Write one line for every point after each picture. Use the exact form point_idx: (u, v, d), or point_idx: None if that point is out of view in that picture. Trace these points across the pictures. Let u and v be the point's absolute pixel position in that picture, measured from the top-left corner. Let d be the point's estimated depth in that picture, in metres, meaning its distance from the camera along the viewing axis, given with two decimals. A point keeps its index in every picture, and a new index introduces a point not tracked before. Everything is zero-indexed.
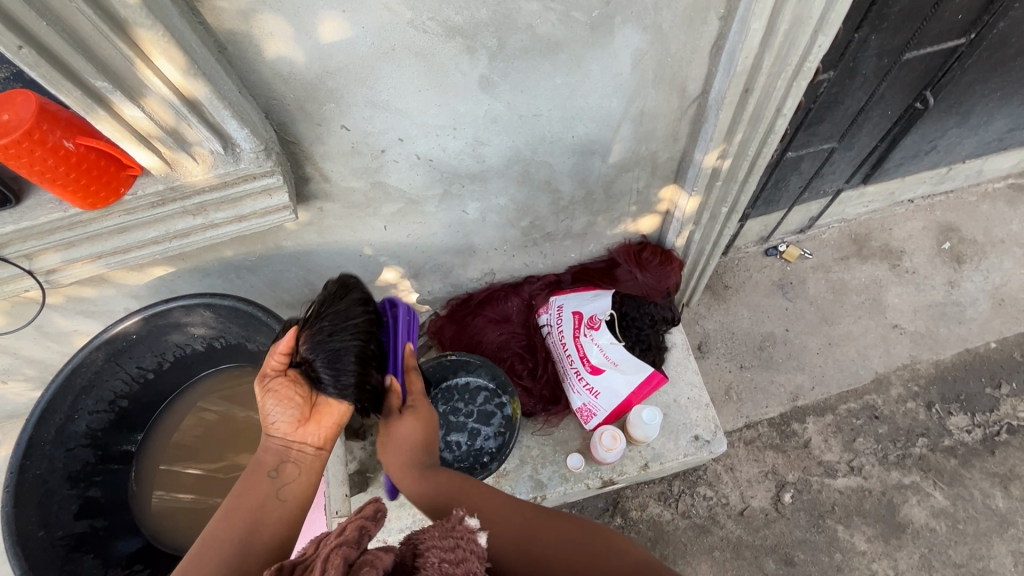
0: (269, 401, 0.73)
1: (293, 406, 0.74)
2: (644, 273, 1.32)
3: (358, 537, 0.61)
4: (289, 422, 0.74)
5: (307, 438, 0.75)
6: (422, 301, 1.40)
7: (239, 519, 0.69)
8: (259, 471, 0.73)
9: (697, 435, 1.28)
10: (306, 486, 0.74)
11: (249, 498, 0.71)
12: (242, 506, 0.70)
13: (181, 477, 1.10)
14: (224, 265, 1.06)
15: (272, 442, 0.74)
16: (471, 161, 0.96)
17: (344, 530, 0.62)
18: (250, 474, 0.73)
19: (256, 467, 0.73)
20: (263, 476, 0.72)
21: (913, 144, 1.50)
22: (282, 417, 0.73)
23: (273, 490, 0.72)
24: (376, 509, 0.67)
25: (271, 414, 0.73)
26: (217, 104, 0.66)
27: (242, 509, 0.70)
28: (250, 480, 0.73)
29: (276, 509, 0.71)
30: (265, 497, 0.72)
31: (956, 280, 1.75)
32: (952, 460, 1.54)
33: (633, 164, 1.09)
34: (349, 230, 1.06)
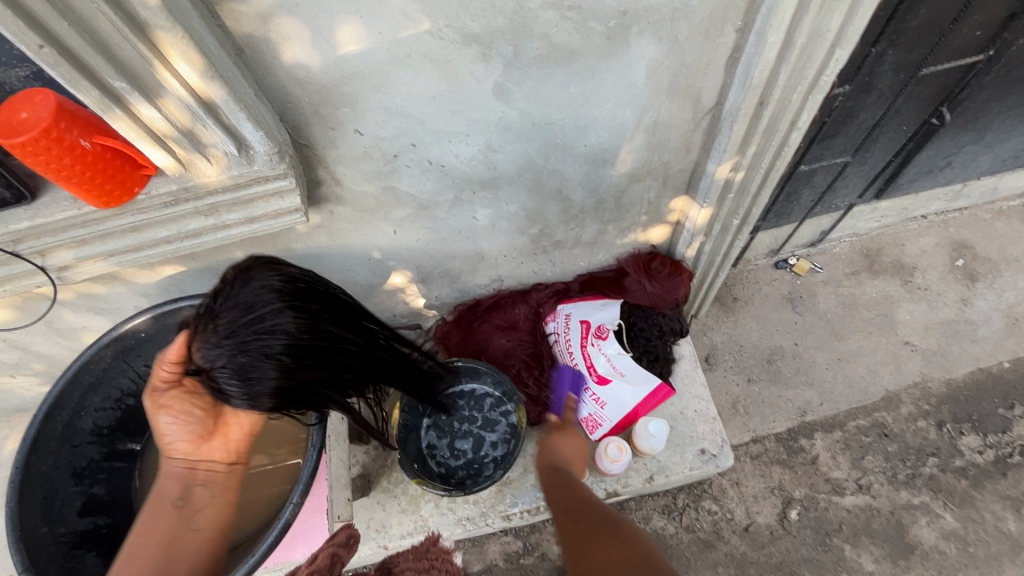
0: (167, 418, 0.83)
1: (190, 424, 0.83)
2: (654, 283, 1.31)
3: (329, 563, 0.77)
4: (188, 438, 0.83)
5: (213, 454, 0.85)
6: (429, 306, 1.40)
7: (150, 550, 0.77)
8: (164, 502, 0.81)
9: (703, 449, 1.27)
10: (219, 503, 0.83)
11: (159, 530, 0.78)
12: (151, 539, 0.78)
13: None
14: (234, 266, 1.06)
15: (174, 469, 0.83)
16: (483, 167, 0.96)
17: (317, 558, 0.79)
18: (155, 505, 0.81)
19: (161, 496, 0.81)
20: (169, 503, 0.81)
21: (928, 159, 1.48)
22: (179, 433, 0.83)
23: (183, 517, 0.80)
24: (347, 536, 0.85)
25: (167, 430, 0.83)
26: (233, 106, 0.66)
27: (148, 539, 0.77)
28: (157, 512, 0.80)
29: (189, 535, 0.79)
30: (173, 521, 0.80)
31: (969, 297, 1.72)
32: (963, 481, 1.51)
33: (645, 174, 1.08)
34: (360, 234, 1.06)
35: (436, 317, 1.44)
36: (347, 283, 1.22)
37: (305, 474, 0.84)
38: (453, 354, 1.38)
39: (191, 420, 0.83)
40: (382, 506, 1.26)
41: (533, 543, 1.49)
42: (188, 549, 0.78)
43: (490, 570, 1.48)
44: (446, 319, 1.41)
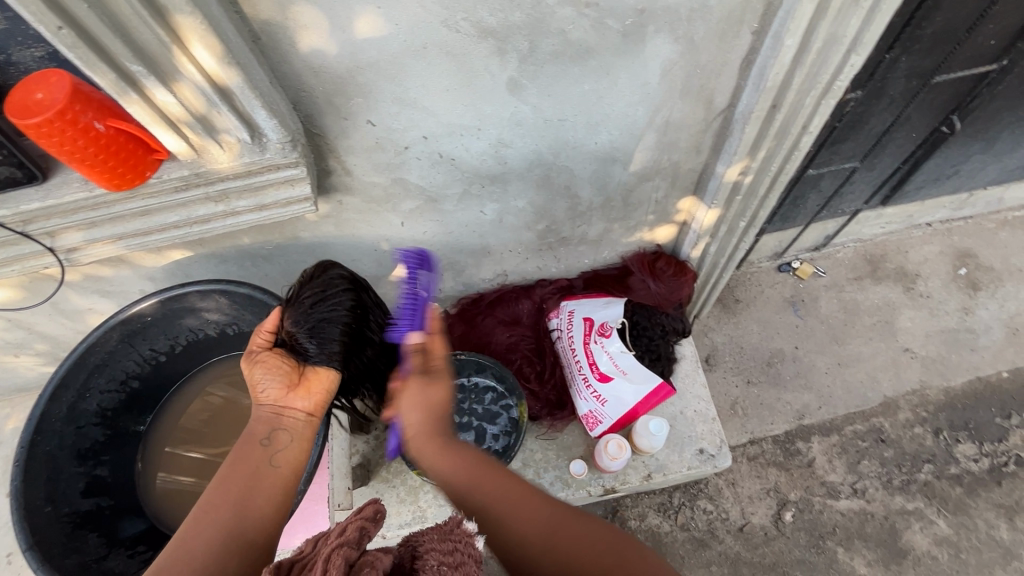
0: (258, 371, 0.79)
1: (280, 374, 0.80)
2: (657, 282, 1.32)
3: (358, 538, 0.65)
4: (278, 389, 0.79)
5: (297, 403, 0.81)
6: (432, 299, 1.40)
7: (230, 487, 0.71)
8: (252, 440, 0.76)
9: (702, 449, 1.28)
10: (298, 453, 0.78)
11: (244, 467, 0.74)
12: (238, 472, 0.73)
13: (184, 459, 1.09)
14: (241, 253, 1.06)
15: (262, 411, 0.79)
16: (492, 162, 0.96)
17: (345, 530, 0.66)
18: (245, 443, 0.76)
19: (251, 436, 0.77)
20: (257, 444, 0.76)
21: (936, 167, 1.48)
22: (271, 384, 0.79)
23: (267, 454, 0.76)
24: (375, 509, 0.71)
25: (260, 383, 0.79)
26: (248, 93, 0.66)
27: (233, 480, 0.72)
28: (246, 449, 0.75)
29: (271, 477, 0.74)
30: (259, 463, 0.74)
31: (971, 306, 1.73)
32: (958, 488, 1.52)
33: (654, 174, 1.08)
34: (366, 225, 1.06)
35: (439, 310, 1.45)
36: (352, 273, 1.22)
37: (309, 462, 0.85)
38: (455, 347, 1.39)
39: (275, 364, 0.80)
40: (381, 496, 1.27)
41: None
42: (264, 498, 0.72)
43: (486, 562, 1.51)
44: (450, 312, 1.43)
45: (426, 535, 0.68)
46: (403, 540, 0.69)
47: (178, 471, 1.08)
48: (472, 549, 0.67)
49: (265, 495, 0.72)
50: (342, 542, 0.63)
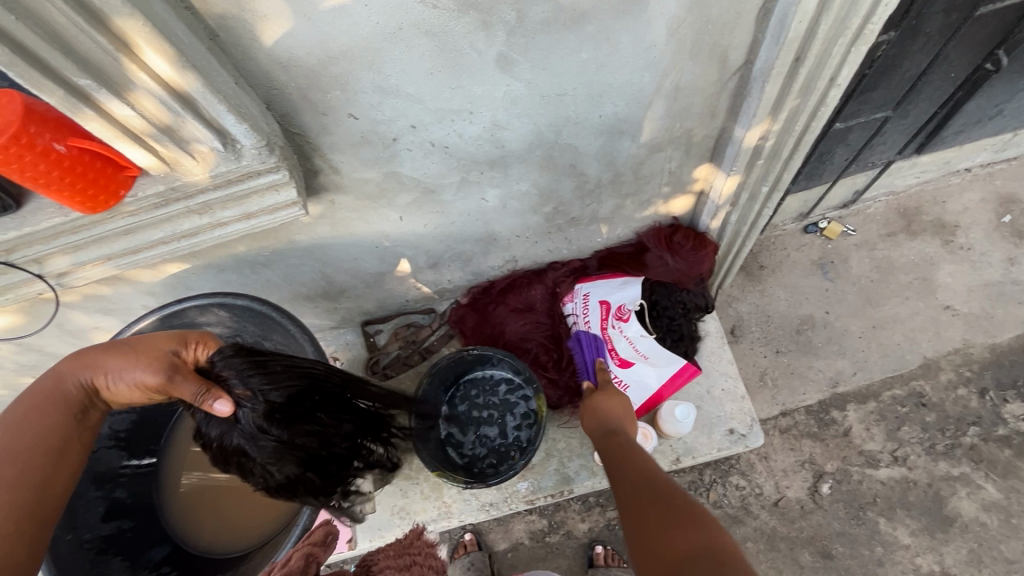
0: (114, 364, 0.72)
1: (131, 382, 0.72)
2: (676, 258, 1.25)
3: (303, 565, 0.82)
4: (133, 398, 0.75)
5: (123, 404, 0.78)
6: (441, 290, 1.36)
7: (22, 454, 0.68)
8: (54, 409, 0.72)
9: (732, 429, 1.22)
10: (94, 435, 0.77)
11: (40, 430, 0.71)
12: (38, 429, 0.71)
13: (214, 459, 1.06)
14: (237, 261, 1.02)
15: (77, 379, 0.73)
16: (489, 146, 0.89)
17: (290, 558, 0.83)
18: (42, 403, 0.72)
19: (51, 399, 0.72)
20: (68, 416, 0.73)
21: (976, 109, 1.36)
22: (129, 391, 0.73)
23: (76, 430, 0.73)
24: (324, 534, 0.90)
25: (121, 379, 0.72)
26: (211, 98, 0.61)
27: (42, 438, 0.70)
28: (46, 414, 0.72)
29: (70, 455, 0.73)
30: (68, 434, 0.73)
31: (1016, 256, 1.61)
32: (1007, 450, 1.44)
33: (665, 144, 1.00)
34: (364, 223, 1.01)
35: (450, 300, 1.41)
36: (356, 271, 1.18)
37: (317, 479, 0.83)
38: (468, 338, 1.34)
39: (145, 372, 0.71)
40: (405, 493, 1.26)
41: (559, 521, 1.52)
42: (63, 474, 0.71)
43: (517, 548, 1.52)
44: (461, 302, 1.38)
45: (382, 556, 0.92)
46: (363, 557, 0.93)
47: (196, 470, 1.06)
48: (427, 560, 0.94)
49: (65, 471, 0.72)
50: (288, 572, 0.80)
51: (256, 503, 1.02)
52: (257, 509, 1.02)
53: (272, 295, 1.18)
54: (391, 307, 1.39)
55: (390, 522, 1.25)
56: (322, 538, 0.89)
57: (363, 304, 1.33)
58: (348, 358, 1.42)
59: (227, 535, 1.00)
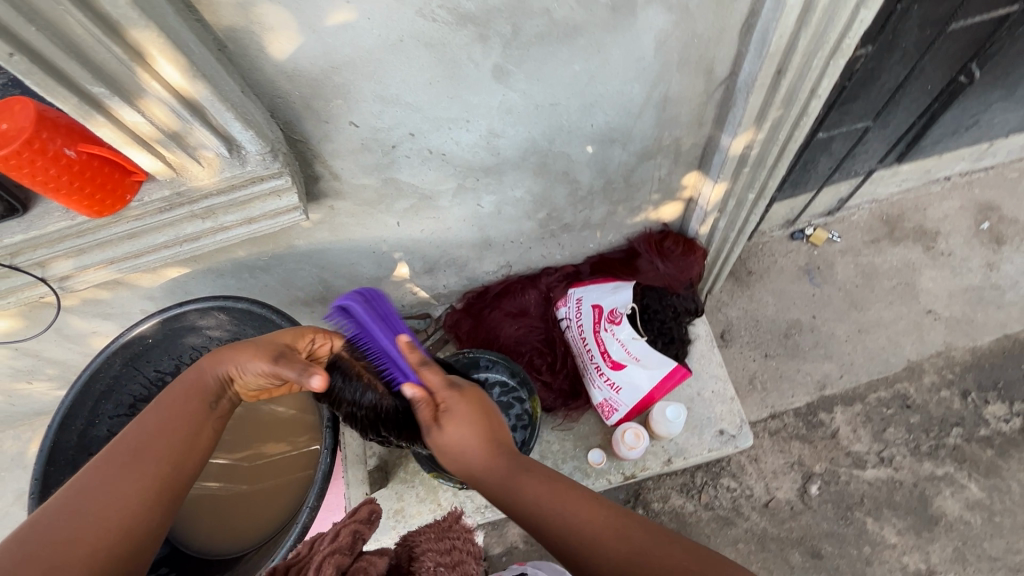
0: (252, 361, 0.75)
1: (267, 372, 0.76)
2: (666, 262, 1.28)
3: (352, 542, 0.74)
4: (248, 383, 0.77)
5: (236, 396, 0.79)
6: (437, 295, 1.38)
7: (156, 434, 0.69)
8: (194, 396, 0.74)
9: (722, 430, 1.25)
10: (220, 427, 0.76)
11: (178, 421, 0.71)
12: (168, 420, 0.70)
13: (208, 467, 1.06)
14: (236, 265, 1.04)
15: (215, 374, 0.75)
16: (485, 153, 0.92)
17: (340, 533, 0.75)
18: (186, 391, 0.74)
19: (194, 388, 0.74)
20: (203, 403, 0.74)
21: (952, 120, 1.41)
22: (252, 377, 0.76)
23: (210, 418, 0.74)
24: (370, 512, 0.80)
25: (247, 369, 0.75)
26: (219, 105, 0.63)
27: (168, 426, 0.70)
28: (187, 401, 0.73)
29: (202, 440, 0.72)
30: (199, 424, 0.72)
31: (995, 262, 1.66)
32: (989, 450, 1.48)
33: (655, 151, 1.04)
34: (362, 228, 1.03)
35: (445, 305, 1.43)
36: (353, 276, 1.20)
37: (319, 477, 0.83)
38: (464, 343, 1.37)
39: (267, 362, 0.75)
40: (401, 496, 1.28)
41: None
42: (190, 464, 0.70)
43: (512, 551, 1.53)
44: (456, 307, 1.40)
45: (425, 537, 0.80)
46: (403, 538, 0.81)
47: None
48: (469, 547, 0.79)
49: (194, 457, 0.71)
50: (335, 548, 0.71)
51: (253, 508, 1.03)
52: (254, 515, 1.03)
53: (270, 300, 1.19)
54: None
55: (386, 525, 1.26)
56: (368, 516, 0.79)
57: None
58: None
59: (223, 539, 1.01)
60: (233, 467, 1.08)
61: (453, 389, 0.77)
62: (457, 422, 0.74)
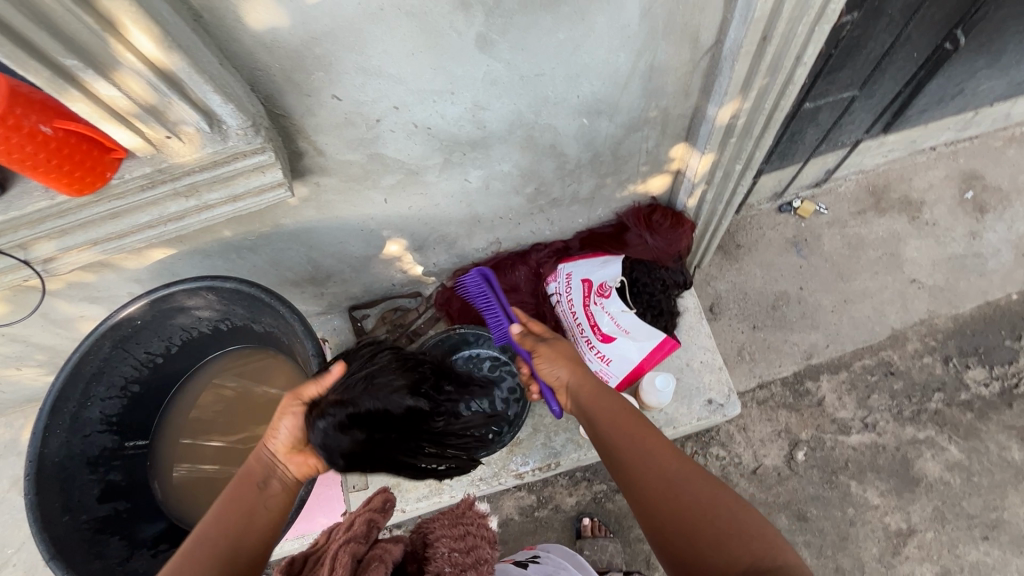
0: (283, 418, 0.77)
1: (299, 423, 0.78)
2: (655, 236, 1.28)
3: (366, 530, 0.75)
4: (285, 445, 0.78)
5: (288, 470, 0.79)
6: (428, 273, 1.38)
7: (225, 525, 0.73)
8: (249, 479, 0.77)
9: (710, 399, 1.26)
10: (282, 505, 0.79)
11: (237, 505, 0.75)
12: (231, 508, 0.74)
13: (206, 449, 1.08)
14: (223, 246, 1.03)
15: (262, 454, 0.78)
16: (471, 127, 0.91)
17: (354, 524, 0.77)
18: (242, 482, 0.77)
19: (248, 475, 0.78)
20: (252, 485, 0.77)
21: (938, 88, 1.41)
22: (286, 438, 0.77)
23: (261, 499, 0.77)
24: (383, 501, 0.83)
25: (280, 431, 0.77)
26: (196, 78, 0.62)
27: (228, 511, 0.74)
28: (241, 490, 0.76)
29: (256, 523, 0.75)
30: (254, 504, 0.76)
31: (978, 230, 1.69)
32: (969, 414, 1.51)
33: (642, 123, 1.03)
34: (351, 207, 1.03)
35: (436, 283, 1.44)
36: (342, 255, 1.20)
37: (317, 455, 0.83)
38: (455, 320, 1.39)
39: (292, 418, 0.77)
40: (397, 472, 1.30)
41: (547, 496, 1.59)
42: (248, 545, 0.73)
43: (507, 523, 1.57)
44: (446, 285, 1.41)
45: (438, 524, 0.82)
46: (417, 526, 0.84)
47: (186, 462, 1.07)
48: (484, 531, 0.83)
49: (251, 540, 0.73)
50: (350, 537, 0.73)
51: None
52: None
53: (259, 281, 1.19)
54: (378, 291, 1.41)
55: None
56: (381, 505, 0.82)
57: (350, 288, 1.36)
58: (336, 343, 1.44)
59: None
60: (226, 449, 1.08)
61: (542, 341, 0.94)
62: (550, 360, 0.91)
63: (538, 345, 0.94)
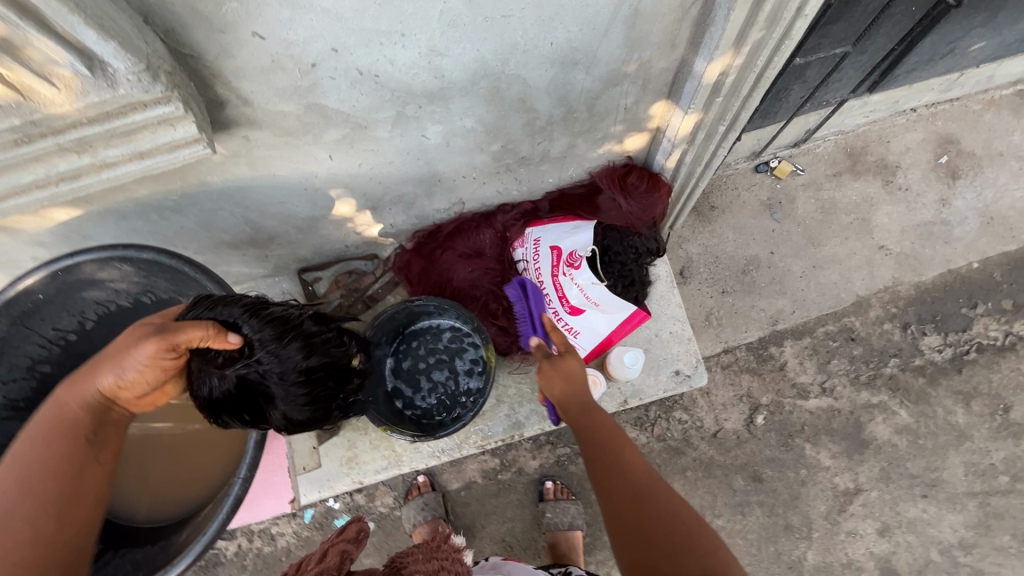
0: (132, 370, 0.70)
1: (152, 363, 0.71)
2: (628, 200, 1.21)
3: (339, 561, 0.82)
4: (138, 386, 0.72)
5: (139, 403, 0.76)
6: (385, 234, 1.28)
7: (47, 496, 0.67)
8: (79, 432, 0.71)
9: (677, 370, 1.23)
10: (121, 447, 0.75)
11: (66, 463, 0.69)
12: (61, 463, 0.69)
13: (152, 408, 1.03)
14: (140, 206, 0.90)
15: (89, 396, 0.72)
16: (427, 76, 0.78)
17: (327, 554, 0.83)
18: (65, 439, 0.70)
19: (73, 430, 0.71)
20: (82, 437, 0.71)
21: (930, 46, 1.34)
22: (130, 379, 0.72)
23: (95, 449, 0.72)
24: (358, 531, 0.90)
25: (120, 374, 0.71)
26: (57, 5, 0.49)
27: (58, 469, 0.69)
28: (66, 444, 0.70)
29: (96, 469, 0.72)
30: (86, 459, 0.71)
31: (949, 197, 1.67)
32: (920, 379, 1.55)
33: (622, 77, 0.93)
34: (290, 164, 0.90)
35: (394, 245, 1.33)
36: (286, 216, 1.07)
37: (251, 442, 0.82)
38: (414, 285, 1.30)
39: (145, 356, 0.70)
40: (355, 444, 1.26)
41: (510, 459, 1.57)
42: (86, 494, 0.71)
43: (470, 486, 1.57)
44: (406, 247, 1.31)
45: (413, 557, 0.89)
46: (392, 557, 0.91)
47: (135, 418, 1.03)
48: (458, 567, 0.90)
49: (89, 491, 0.71)
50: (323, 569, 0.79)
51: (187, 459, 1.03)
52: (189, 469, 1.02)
53: (190, 243, 1.06)
54: (331, 253, 1.30)
55: (339, 473, 1.26)
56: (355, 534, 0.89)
57: (298, 251, 1.24)
58: None
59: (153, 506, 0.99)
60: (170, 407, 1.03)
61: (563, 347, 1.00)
62: (547, 377, 0.99)
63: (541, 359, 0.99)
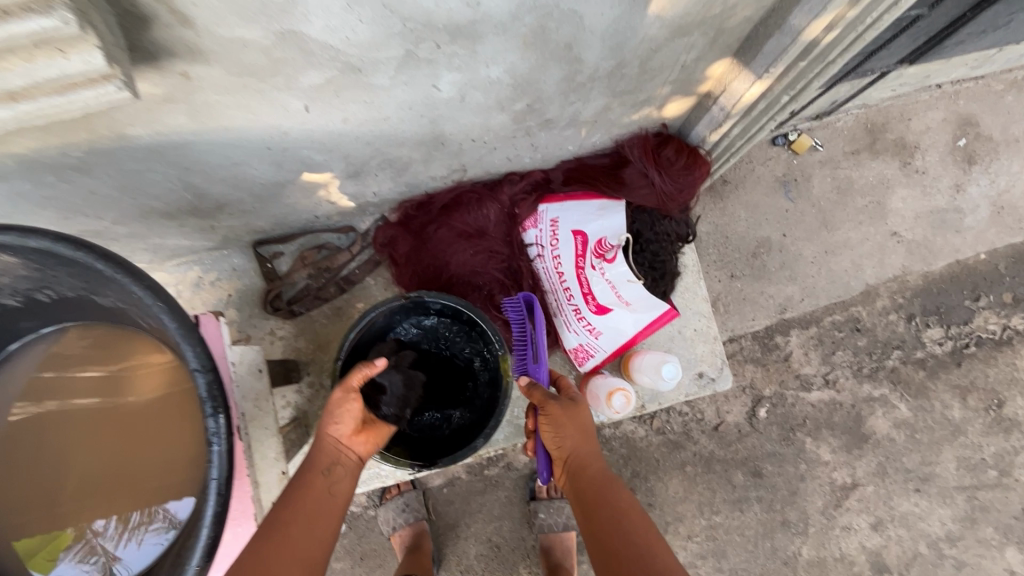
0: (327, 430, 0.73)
1: (354, 405, 0.74)
2: (662, 175, 1.03)
3: None
4: (348, 428, 0.74)
5: (356, 448, 0.75)
6: (364, 204, 1.04)
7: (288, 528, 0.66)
8: (311, 472, 0.72)
9: (701, 373, 1.11)
10: (349, 490, 0.73)
11: (303, 509, 0.68)
12: (294, 509, 0.68)
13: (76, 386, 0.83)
14: (27, 164, 0.63)
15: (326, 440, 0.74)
16: (457, 2, 0.55)
17: None
18: (301, 478, 0.71)
19: (307, 470, 0.72)
20: (316, 476, 0.71)
21: (989, 17, 1.20)
22: (343, 424, 0.74)
23: (327, 487, 0.71)
24: None
25: (334, 420, 0.74)
26: None
27: (296, 507, 0.68)
28: (307, 484, 0.71)
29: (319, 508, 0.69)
30: (318, 496, 0.70)
31: (963, 183, 1.59)
32: (921, 372, 1.51)
33: (694, 26, 0.72)
34: (248, 115, 0.65)
35: (374, 217, 1.10)
36: (240, 180, 0.82)
37: (213, 483, 0.55)
38: (401, 267, 1.08)
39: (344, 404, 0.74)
40: None
41: (498, 454, 1.43)
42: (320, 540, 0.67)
43: (453, 482, 1.42)
44: (389, 221, 1.09)
45: None
46: None
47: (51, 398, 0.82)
48: None
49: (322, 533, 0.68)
50: None
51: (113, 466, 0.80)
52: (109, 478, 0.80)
53: (105, 212, 0.80)
54: (295, 224, 1.06)
55: None
56: None
57: (254, 221, 0.99)
58: (237, 288, 1.10)
59: (49, 501, 0.80)
60: (93, 385, 0.82)
61: (571, 398, 0.82)
62: (558, 424, 0.79)
63: (550, 401, 0.80)
